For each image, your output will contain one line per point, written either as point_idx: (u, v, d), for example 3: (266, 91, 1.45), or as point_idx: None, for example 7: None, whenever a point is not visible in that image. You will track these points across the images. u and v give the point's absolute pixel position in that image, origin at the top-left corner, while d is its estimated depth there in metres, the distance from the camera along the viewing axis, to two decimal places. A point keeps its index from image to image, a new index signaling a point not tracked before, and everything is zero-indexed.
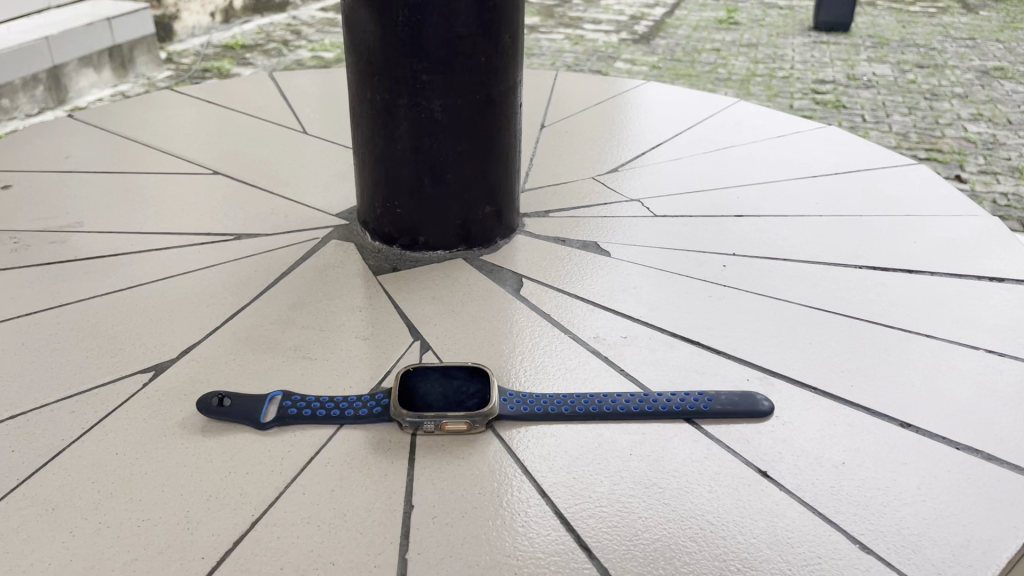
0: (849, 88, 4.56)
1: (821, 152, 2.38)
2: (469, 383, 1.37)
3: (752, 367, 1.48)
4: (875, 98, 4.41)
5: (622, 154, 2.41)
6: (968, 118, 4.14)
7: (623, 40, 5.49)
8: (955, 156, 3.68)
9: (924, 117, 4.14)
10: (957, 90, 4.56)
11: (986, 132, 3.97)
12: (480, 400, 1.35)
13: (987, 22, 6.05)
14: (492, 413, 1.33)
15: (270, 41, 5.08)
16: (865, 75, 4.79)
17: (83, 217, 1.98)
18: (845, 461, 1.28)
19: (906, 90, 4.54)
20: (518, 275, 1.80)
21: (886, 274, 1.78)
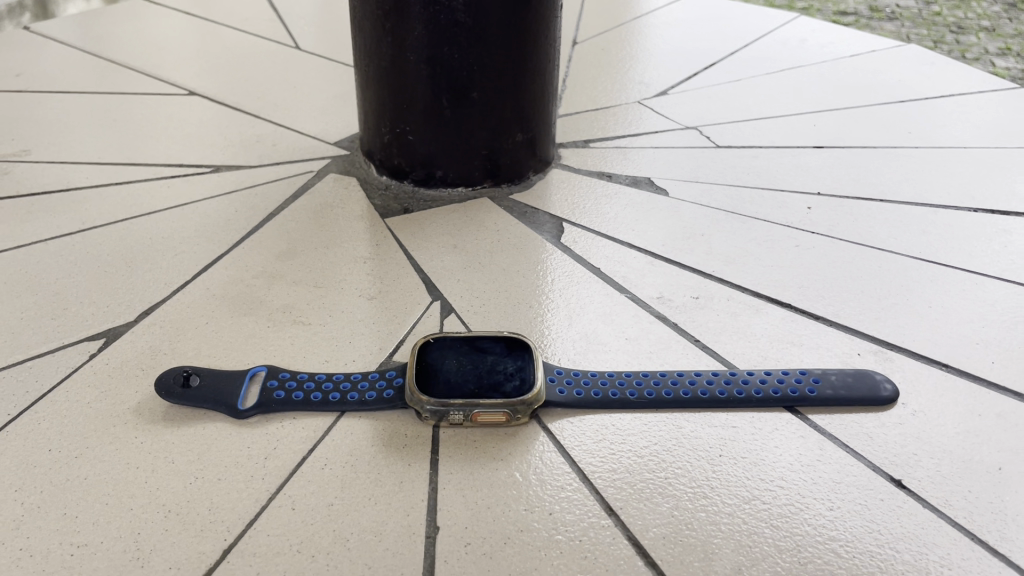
0: (872, 20, 3.46)
1: (904, 76, 2.02)
2: (507, 360, 1.07)
3: (863, 339, 1.17)
4: (899, 32, 3.35)
5: (669, 76, 2.05)
6: (996, 53, 3.14)
7: None
8: None
9: (948, 52, 3.15)
10: (984, 24, 3.46)
11: (1017, 69, 3.00)
12: (522, 381, 1.04)
13: None
14: (537, 401, 1.02)
15: None
16: (887, 5, 3.64)
17: (34, 146, 1.65)
18: (1002, 467, 0.98)
19: (930, 23, 3.44)
20: (556, 219, 1.48)
21: (1008, 218, 1.45)
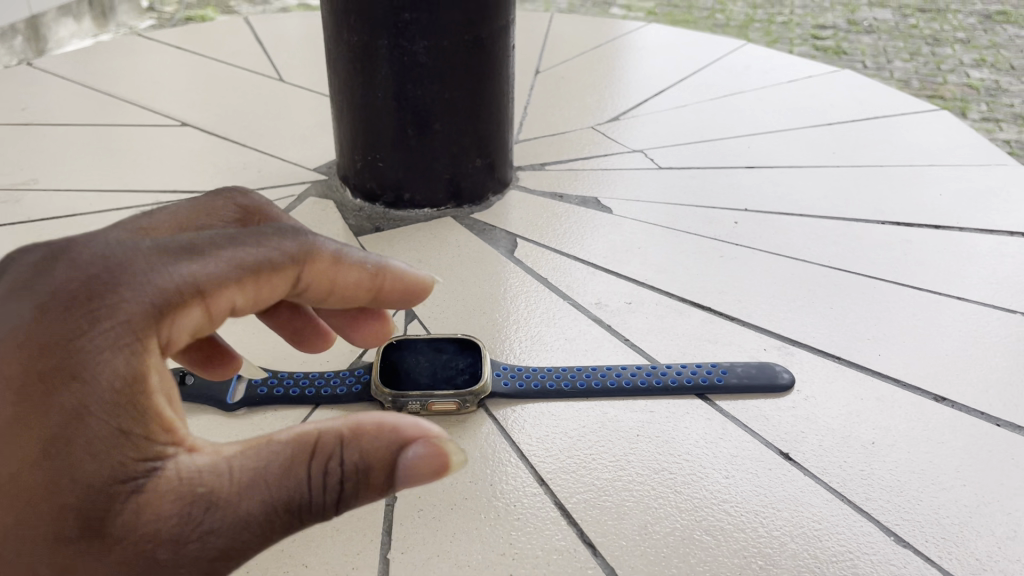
0: (853, 33, 3.99)
1: (836, 99, 2.22)
2: (459, 357, 1.23)
3: (769, 336, 1.36)
4: (878, 43, 3.86)
5: (623, 102, 2.24)
6: (971, 63, 3.63)
7: None
8: (957, 102, 3.24)
9: (927, 62, 3.64)
10: (960, 34, 3.96)
11: (989, 78, 3.49)
12: (471, 375, 1.21)
13: None
14: (483, 392, 1.20)
15: None
16: (866, 18, 4.19)
17: (40, 175, 1.82)
18: (875, 441, 1.16)
19: (909, 35, 3.95)
20: (511, 235, 1.66)
21: (911, 229, 1.64)
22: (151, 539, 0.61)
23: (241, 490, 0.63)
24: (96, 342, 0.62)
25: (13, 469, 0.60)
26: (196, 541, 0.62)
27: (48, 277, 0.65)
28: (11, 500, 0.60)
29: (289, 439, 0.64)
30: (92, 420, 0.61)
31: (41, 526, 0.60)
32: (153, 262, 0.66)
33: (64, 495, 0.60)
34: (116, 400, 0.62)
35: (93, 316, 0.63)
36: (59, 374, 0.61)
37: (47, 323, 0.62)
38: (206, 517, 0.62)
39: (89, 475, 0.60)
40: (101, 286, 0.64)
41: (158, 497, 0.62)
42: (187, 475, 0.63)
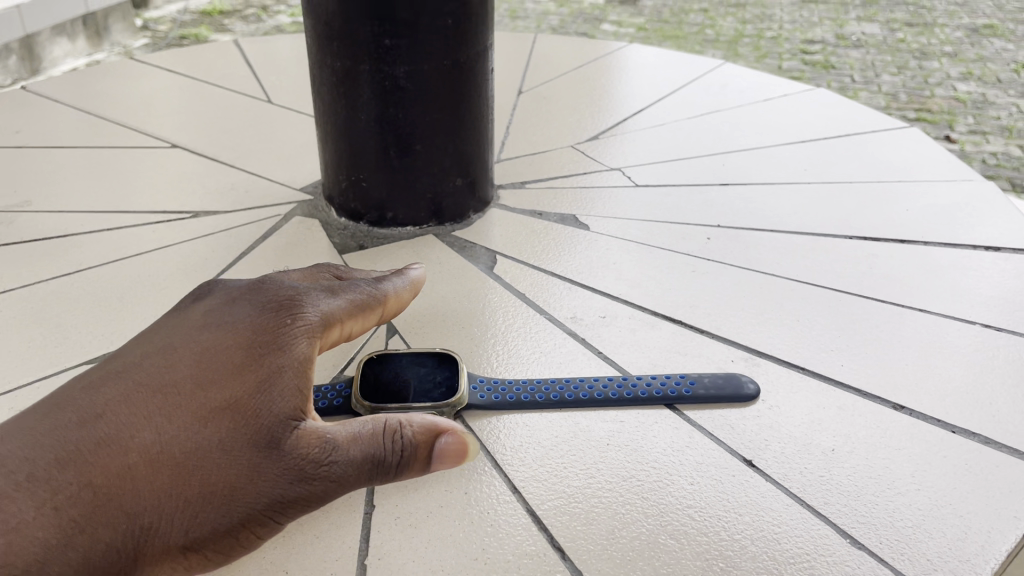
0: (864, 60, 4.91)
1: (811, 116, 2.28)
2: (437, 372, 1.29)
3: (737, 348, 1.41)
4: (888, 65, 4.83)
5: (603, 121, 2.30)
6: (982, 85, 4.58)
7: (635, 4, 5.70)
8: (978, 120, 4.08)
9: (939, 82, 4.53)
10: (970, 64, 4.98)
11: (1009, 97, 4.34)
12: (447, 388, 1.27)
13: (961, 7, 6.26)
14: (459, 404, 1.26)
15: (254, 32, 5.24)
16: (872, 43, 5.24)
17: (34, 197, 1.87)
18: (835, 448, 1.21)
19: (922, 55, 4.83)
20: (492, 252, 1.71)
21: (877, 244, 1.70)
22: (303, 460, 0.83)
23: (352, 440, 0.85)
24: (290, 329, 0.93)
25: (234, 398, 0.85)
26: (327, 467, 0.84)
27: (259, 288, 0.97)
28: (229, 416, 0.84)
29: (373, 417, 0.87)
30: (288, 374, 0.88)
31: (243, 438, 0.83)
32: (317, 296, 1.02)
33: (263, 419, 0.84)
34: (301, 369, 0.89)
35: (291, 315, 0.95)
36: (270, 343, 0.90)
37: (262, 311, 0.93)
38: (335, 450, 0.84)
39: (279, 410, 0.85)
40: (294, 297, 0.97)
41: (310, 433, 0.84)
42: (324, 427, 0.86)
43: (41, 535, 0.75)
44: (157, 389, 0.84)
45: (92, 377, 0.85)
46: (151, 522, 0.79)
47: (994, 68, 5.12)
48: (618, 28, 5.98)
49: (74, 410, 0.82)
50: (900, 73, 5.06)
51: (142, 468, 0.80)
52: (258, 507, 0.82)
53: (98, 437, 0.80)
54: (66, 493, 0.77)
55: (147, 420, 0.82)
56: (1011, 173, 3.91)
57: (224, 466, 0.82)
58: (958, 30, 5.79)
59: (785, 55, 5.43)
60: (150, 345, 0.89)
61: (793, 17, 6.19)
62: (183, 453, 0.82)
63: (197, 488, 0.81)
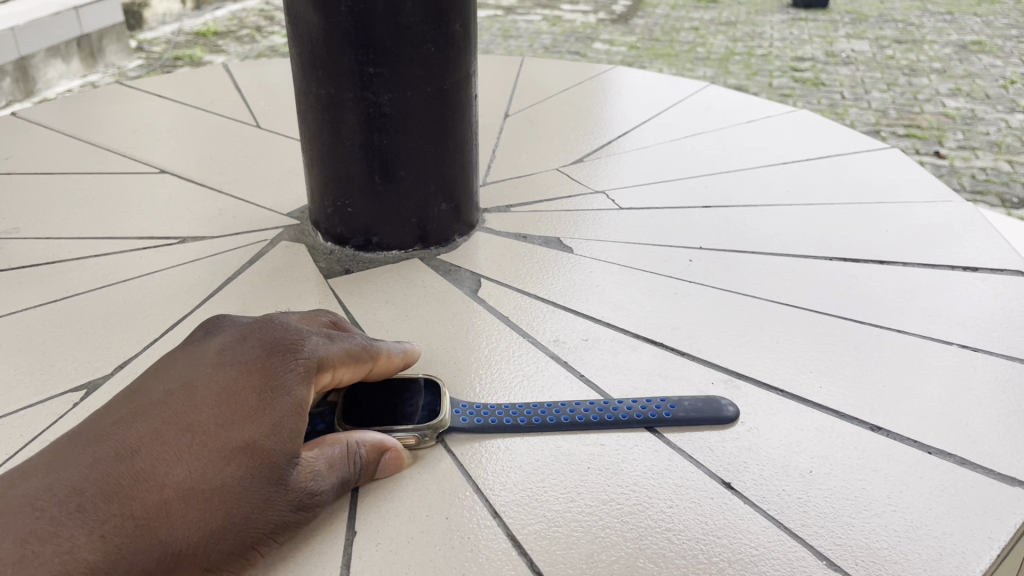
0: (828, 67, 5.55)
1: (793, 138, 2.31)
2: (418, 394, 1.31)
3: (718, 370, 1.42)
4: (856, 77, 5.35)
5: (588, 143, 2.33)
6: (947, 95, 5.02)
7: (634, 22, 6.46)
8: (934, 131, 4.54)
9: (902, 95, 5.03)
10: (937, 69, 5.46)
11: (964, 107, 4.84)
12: (429, 411, 1.28)
13: (946, 24, 6.36)
14: (443, 427, 1.27)
15: (248, 53, 5.29)
16: (844, 54, 5.78)
17: (22, 223, 1.89)
18: (812, 469, 1.22)
19: (883, 68, 5.48)
20: (476, 276, 1.73)
21: (857, 265, 1.72)
22: (301, 490, 1.04)
23: (331, 470, 1.08)
24: (292, 374, 1.08)
25: (250, 437, 1.01)
26: (316, 494, 1.06)
27: (263, 330, 1.12)
28: (247, 457, 0.99)
29: (341, 444, 1.11)
30: (292, 416, 1.05)
31: (257, 474, 0.99)
32: (314, 340, 1.15)
33: (274, 455, 1.01)
34: (300, 410, 1.06)
35: (292, 359, 1.10)
36: (273, 386, 1.06)
37: (268, 355, 1.09)
38: (321, 479, 1.06)
39: (286, 447, 1.02)
40: (295, 340, 1.12)
41: (305, 470, 1.05)
42: (314, 462, 1.06)
43: (94, 557, 0.87)
44: (185, 429, 0.99)
45: (123, 417, 0.99)
46: (185, 548, 0.93)
47: (981, 84, 5.18)
48: (610, 46, 6.04)
49: (114, 446, 0.95)
50: (889, 89, 5.12)
51: (176, 499, 0.94)
52: (265, 529, 1.01)
53: (138, 472, 0.94)
54: (113, 523, 0.90)
55: (181, 457, 0.97)
56: (1000, 189, 3.95)
57: (242, 498, 0.98)
58: (946, 47, 5.86)
59: (775, 72, 5.49)
60: (171, 385, 1.03)
61: (784, 34, 6.26)
62: (209, 486, 0.96)
63: (221, 515, 0.96)
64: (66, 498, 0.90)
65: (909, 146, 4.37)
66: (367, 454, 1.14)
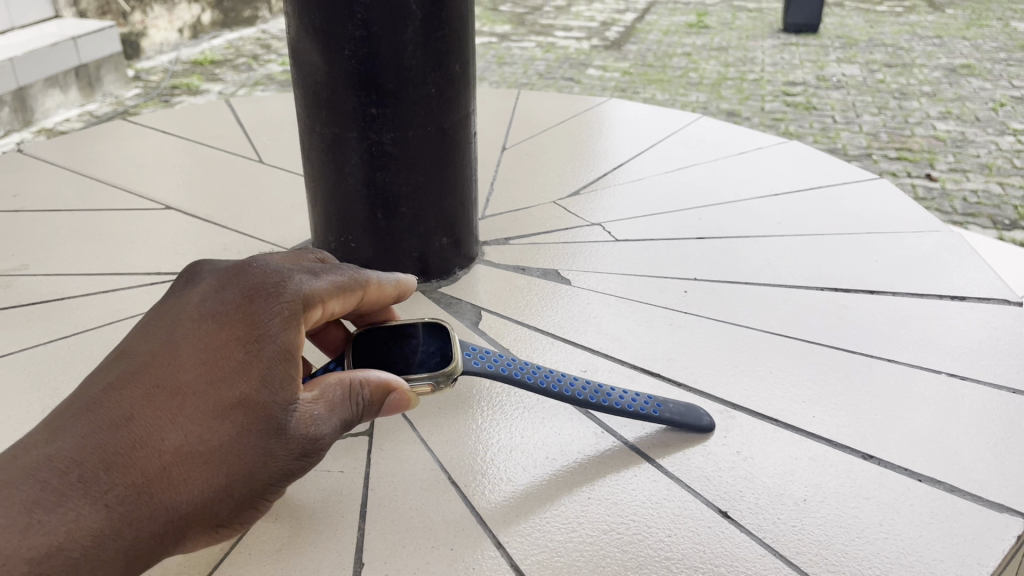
0: (819, 90, 5.65)
1: (784, 169, 2.37)
2: (428, 341, 1.20)
3: (713, 400, 1.46)
4: (846, 99, 5.47)
5: (584, 175, 2.38)
6: (938, 117, 5.12)
7: (619, 48, 6.71)
8: (926, 154, 4.61)
9: (894, 117, 5.14)
10: (927, 90, 5.58)
11: (955, 130, 4.93)
12: (442, 356, 1.18)
13: (935, 48, 6.48)
14: (455, 371, 1.15)
15: (246, 82, 5.36)
16: (835, 77, 5.90)
17: (31, 260, 1.92)
18: (806, 498, 1.26)
19: (875, 91, 5.59)
20: (477, 308, 1.77)
21: (847, 295, 1.77)
22: (303, 442, 0.93)
23: (336, 414, 0.96)
24: (282, 316, 0.95)
25: (246, 391, 0.90)
26: (323, 442, 0.94)
27: (242, 274, 0.97)
28: (243, 413, 0.90)
29: (338, 380, 0.97)
30: (288, 363, 0.93)
31: (256, 428, 0.91)
32: (301, 274, 1.01)
33: (271, 408, 0.91)
34: (295, 355, 0.94)
35: (279, 301, 0.96)
36: (258, 333, 0.93)
37: (250, 297, 0.95)
38: (325, 425, 0.95)
39: (283, 399, 0.92)
40: (277, 279, 0.97)
41: (305, 417, 0.93)
42: (315, 407, 0.94)
43: (94, 527, 0.81)
44: (175, 387, 0.89)
45: (111, 376, 0.89)
46: (191, 509, 0.88)
47: (971, 107, 5.27)
48: (603, 72, 6.13)
49: (103, 414, 0.85)
50: (880, 113, 5.20)
51: (173, 464, 0.87)
52: (271, 482, 0.93)
53: (132, 439, 0.85)
54: (114, 493, 0.83)
55: (173, 420, 0.87)
56: (992, 210, 4.00)
57: (243, 456, 0.90)
58: (936, 71, 5.95)
59: (767, 97, 5.57)
60: (158, 335, 0.92)
61: (775, 59, 6.35)
62: (208, 448, 0.88)
63: (223, 474, 0.89)
64: (64, 470, 0.81)
65: (901, 170, 4.43)
66: (375, 394, 1.00)
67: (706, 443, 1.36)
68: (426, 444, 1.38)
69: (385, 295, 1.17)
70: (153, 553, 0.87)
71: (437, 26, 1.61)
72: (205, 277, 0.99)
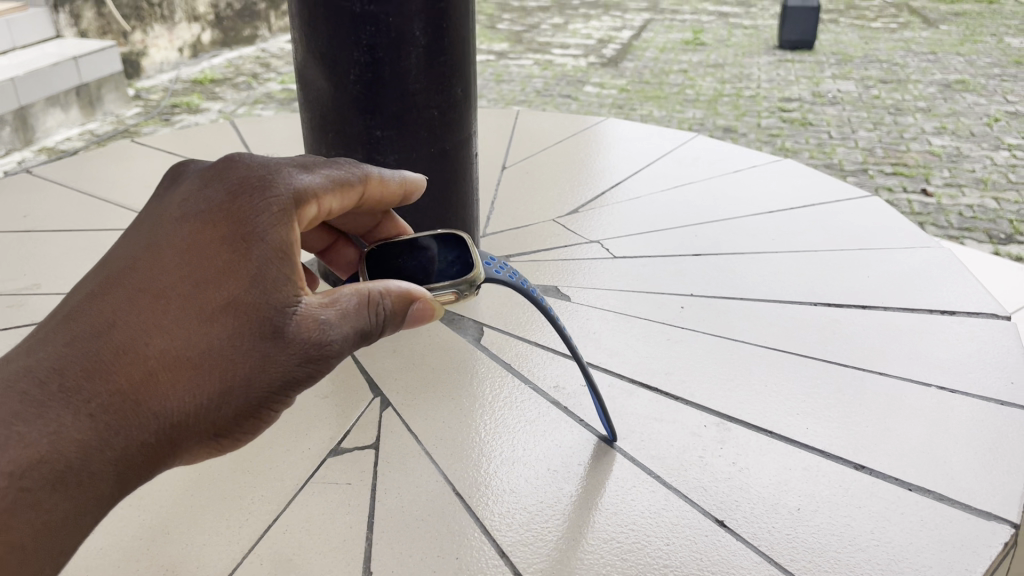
0: (815, 106, 5.73)
1: (779, 186, 2.42)
2: (446, 250, 1.23)
3: (710, 413, 1.50)
4: (842, 115, 5.54)
5: (583, 193, 2.43)
6: (933, 132, 5.19)
7: (604, 65, 6.81)
8: (921, 170, 4.66)
9: (890, 132, 5.20)
10: (922, 105, 5.66)
11: (950, 145, 4.99)
12: (463, 265, 1.21)
13: (930, 63, 6.56)
14: (476, 280, 1.18)
15: (248, 100, 5.42)
16: (831, 93, 5.97)
17: (43, 279, 1.97)
18: (800, 507, 1.30)
19: (870, 106, 5.67)
20: (479, 324, 1.81)
21: (840, 310, 1.81)
22: (306, 345, 0.92)
23: (344, 319, 0.95)
24: (268, 213, 0.95)
25: (232, 293, 0.91)
26: (329, 346, 0.93)
27: (226, 173, 0.97)
28: (230, 315, 0.90)
29: (354, 290, 0.98)
30: (276, 262, 0.93)
31: (246, 330, 0.91)
32: (288, 174, 1.00)
33: (263, 309, 0.91)
34: (285, 253, 0.94)
35: (266, 198, 0.95)
36: (246, 231, 0.93)
37: (234, 197, 0.94)
38: (331, 328, 0.94)
39: (275, 299, 0.92)
40: (263, 176, 0.97)
41: (307, 318, 0.93)
42: (317, 309, 0.94)
43: (80, 438, 0.83)
44: (158, 292, 0.90)
45: (96, 286, 0.90)
46: (183, 411, 0.90)
47: (966, 122, 5.34)
48: (601, 89, 6.20)
49: (88, 322, 0.87)
50: (875, 129, 5.26)
51: (160, 369, 0.88)
52: (273, 386, 0.93)
53: (117, 346, 0.87)
54: (100, 400, 0.85)
55: (158, 326, 0.88)
56: (987, 225, 4.05)
57: (237, 360, 0.91)
58: (931, 86, 6.03)
59: (763, 113, 5.64)
60: (141, 245, 0.93)
61: (771, 76, 6.43)
62: (196, 352, 0.89)
63: (215, 377, 0.91)
64: (45, 380, 0.83)
65: (897, 185, 4.49)
66: (394, 304, 1.00)
67: (703, 455, 1.40)
68: (430, 456, 1.42)
69: (390, 195, 1.18)
70: (148, 459, 0.91)
71: (440, 52, 1.67)
72: (190, 181, 0.99)
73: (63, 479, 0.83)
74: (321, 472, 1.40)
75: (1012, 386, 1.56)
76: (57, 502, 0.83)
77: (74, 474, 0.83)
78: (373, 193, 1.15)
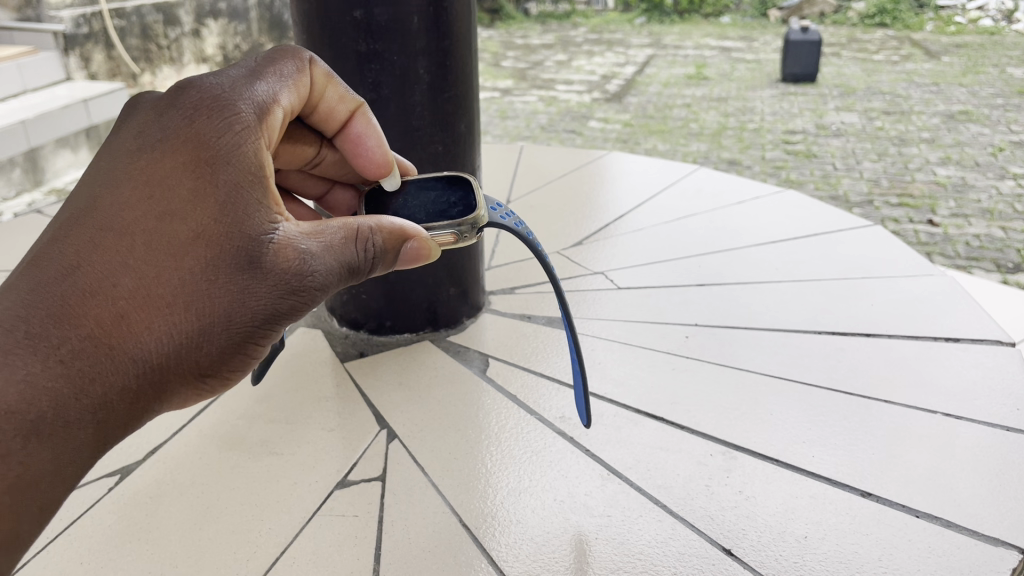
0: (818, 137, 5.78)
1: (782, 217, 2.44)
2: (453, 193, 1.30)
3: (715, 442, 1.50)
4: (845, 146, 5.58)
5: (587, 225, 2.45)
6: (937, 162, 5.22)
7: (598, 100, 6.88)
8: (927, 201, 4.67)
9: (894, 163, 5.24)
10: (926, 135, 5.70)
11: (955, 175, 5.02)
12: (466, 207, 1.27)
13: (933, 94, 6.62)
14: (479, 221, 1.25)
15: None
16: (834, 124, 6.03)
17: None
18: (807, 535, 1.29)
19: (874, 137, 5.71)
20: (483, 355, 1.82)
21: (844, 338, 1.82)
22: (285, 274, 0.95)
23: (324, 251, 0.98)
24: (229, 133, 0.97)
25: (200, 225, 0.92)
26: (308, 275, 0.96)
27: (181, 97, 0.98)
28: (204, 248, 0.92)
29: (342, 224, 1.00)
30: (241, 189, 0.95)
31: (220, 263, 0.92)
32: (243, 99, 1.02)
33: (234, 239, 0.93)
34: (250, 176, 0.96)
35: (226, 119, 0.98)
36: (207, 157, 0.95)
37: (191, 123, 0.96)
38: (311, 259, 0.96)
39: (246, 231, 0.94)
40: (220, 103, 0.99)
41: (285, 248, 0.95)
42: (294, 239, 0.96)
43: (52, 385, 0.84)
44: (120, 231, 0.90)
45: (56, 231, 0.90)
46: (160, 350, 0.91)
47: (971, 152, 5.36)
48: (605, 124, 6.28)
49: (52, 264, 0.87)
50: (880, 160, 5.30)
51: (131, 308, 0.89)
52: (252, 318, 0.95)
53: (83, 288, 0.87)
54: (70, 346, 0.85)
55: (125, 266, 0.89)
56: (995, 255, 4.05)
57: (214, 296, 0.93)
58: (934, 117, 6.07)
59: (767, 146, 5.69)
60: (98, 185, 0.93)
61: (774, 109, 6.48)
62: (167, 288, 0.91)
63: (193, 313, 0.92)
64: (11, 328, 0.83)
65: (903, 216, 4.50)
66: (385, 240, 1.03)
67: (709, 484, 1.40)
68: (437, 487, 1.43)
69: (345, 100, 1.27)
70: (129, 408, 0.91)
71: (444, 88, 1.71)
72: (143, 109, 0.99)
73: (37, 430, 0.83)
74: (327, 504, 1.40)
75: (1017, 412, 1.56)
76: (33, 454, 0.83)
77: (46, 424, 0.84)
78: (331, 88, 1.24)
